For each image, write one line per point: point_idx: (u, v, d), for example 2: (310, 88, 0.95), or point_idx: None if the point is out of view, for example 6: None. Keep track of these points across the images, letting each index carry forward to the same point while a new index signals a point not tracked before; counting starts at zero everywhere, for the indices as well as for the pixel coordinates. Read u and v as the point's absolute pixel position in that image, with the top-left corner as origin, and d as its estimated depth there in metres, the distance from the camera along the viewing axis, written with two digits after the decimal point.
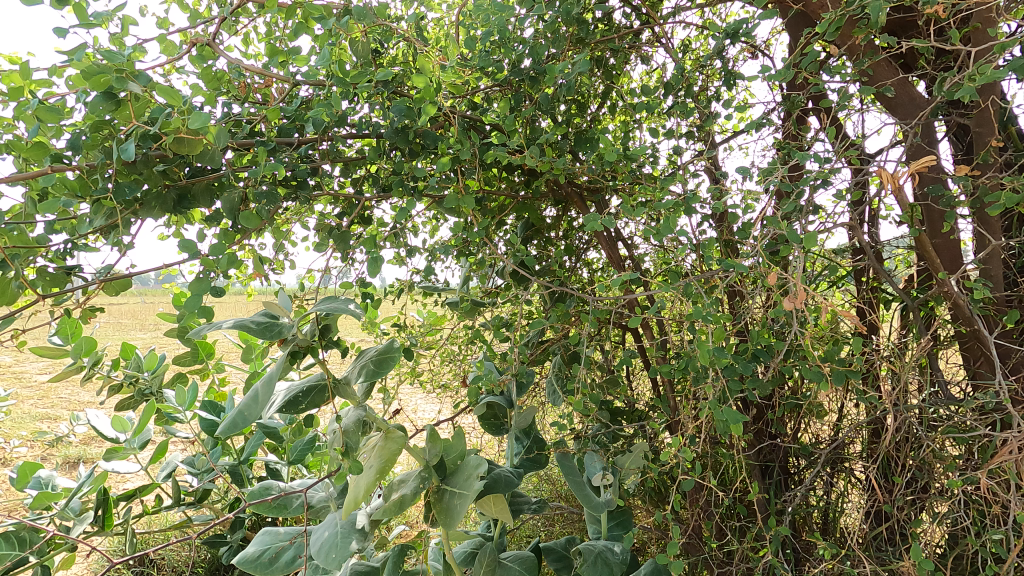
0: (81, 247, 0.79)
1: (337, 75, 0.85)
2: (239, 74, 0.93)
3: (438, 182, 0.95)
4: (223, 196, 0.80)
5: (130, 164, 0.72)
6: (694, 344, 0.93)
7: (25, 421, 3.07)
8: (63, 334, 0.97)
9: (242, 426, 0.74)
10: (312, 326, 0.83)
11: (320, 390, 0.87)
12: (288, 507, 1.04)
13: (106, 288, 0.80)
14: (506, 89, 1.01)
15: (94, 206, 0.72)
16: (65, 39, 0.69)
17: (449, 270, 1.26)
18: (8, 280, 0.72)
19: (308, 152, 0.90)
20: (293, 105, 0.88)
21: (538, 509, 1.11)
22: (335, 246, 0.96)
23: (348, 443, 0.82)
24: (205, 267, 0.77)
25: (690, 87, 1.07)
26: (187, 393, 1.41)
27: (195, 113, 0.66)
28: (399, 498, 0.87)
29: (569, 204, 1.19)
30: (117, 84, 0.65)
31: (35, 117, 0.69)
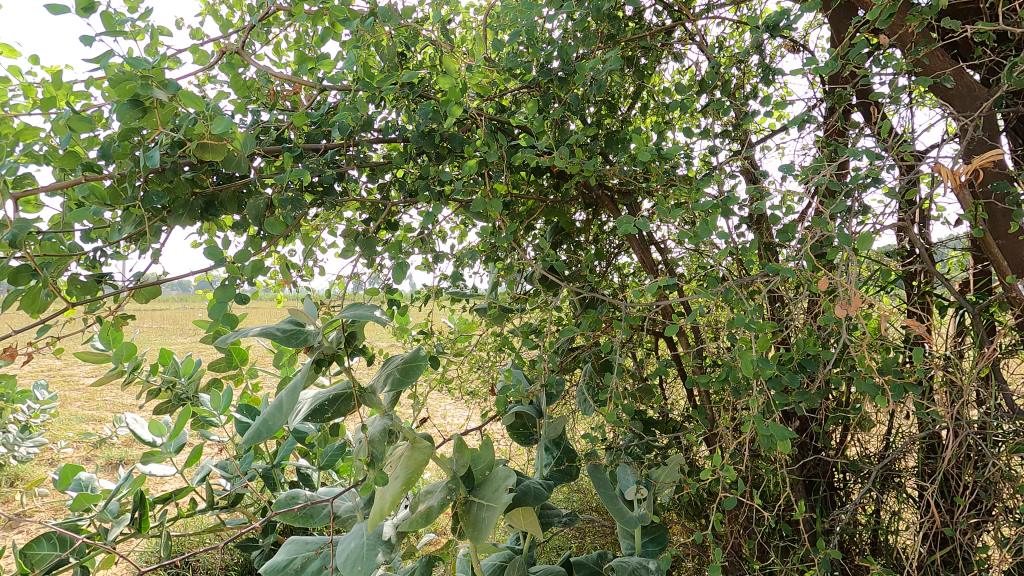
0: (115, 255, 0.79)
1: (363, 79, 0.84)
2: (268, 82, 0.93)
3: (465, 186, 0.92)
4: (249, 203, 0.80)
5: (160, 172, 0.73)
6: (734, 353, 0.88)
7: (73, 422, 3.20)
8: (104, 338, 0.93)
9: (266, 436, 0.72)
10: (338, 333, 0.81)
11: (346, 399, 0.85)
12: (315, 517, 1.01)
13: (136, 295, 0.80)
14: (534, 91, 0.98)
15: (125, 214, 0.73)
16: (91, 47, 0.69)
17: (477, 276, 1.25)
18: (37, 288, 0.71)
19: (334, 158, 0.89)
20: (319, 111, 0.87)
21: (569, 522, 1.07)
22: (360, 252, 0.94)
23: (373, 453, 0.81)
24: (230, 274, 0.77)
25: (726, 85, 1.02)
26: (221, 398, 1.40)
27: (218, 118, 0.65)
28: (427, 509, 0.85)
29: (600, 208, 1.16)
30: (142, 91, 0.65)
31: (68, 127, 0.70)
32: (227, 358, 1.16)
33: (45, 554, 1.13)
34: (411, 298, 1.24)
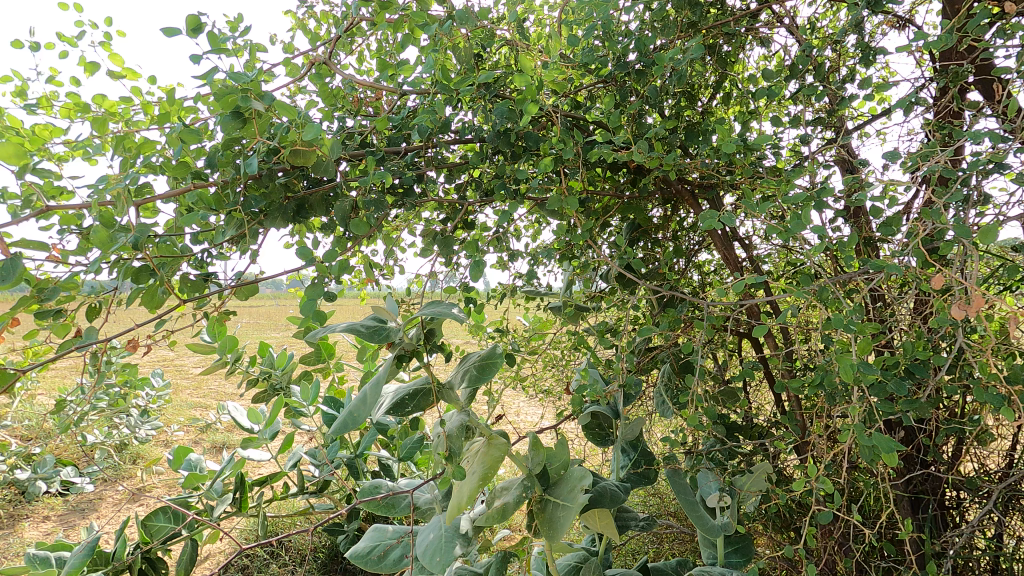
0: (219, 256, 0.86)
1: (441, 82, 0.86)
2: (353, 89, 0.97)
3: (541, 184, 0.92)
4: (335, 205, 0.84)
5: (257, 178, 0.78)
6: (830, 357, 0.81)
7: (184, 408, 3.53)
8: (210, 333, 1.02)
9: (352, 427, 0.74)
10: (417, 330, 0.83)
11: (426, 394, 0.87)
12: (397, 507, 1.04)
13: (237, 293, 0.85)
14: (610, 86, 0.96)
15: (227, 217, 0.79)
16: (199, 64, 0.75)
17: (552, 274, 1.24)
18: (155, 286, 0.78)
19: (414, 160, 0.92)
20: (400, 115, 0.90)
21: (647, 526, 1.04)
22: (438, 252, 0.96)
23: (451, 448, 0.82)
24: (320, 273, 0.81)
25: (819, 69, 0.95)
26: (311, 390, 1.49)
27: (309, 125, 0.69)
28: (502, 505, 0.86)
29: (679, 203, 1.12)
30: (243, 103, 0.69)
31: (180, 139, 0.76)
32: (316, 352, 1.23)
33: (162, 526, 1.25)
34: (486, 297, 1.25)
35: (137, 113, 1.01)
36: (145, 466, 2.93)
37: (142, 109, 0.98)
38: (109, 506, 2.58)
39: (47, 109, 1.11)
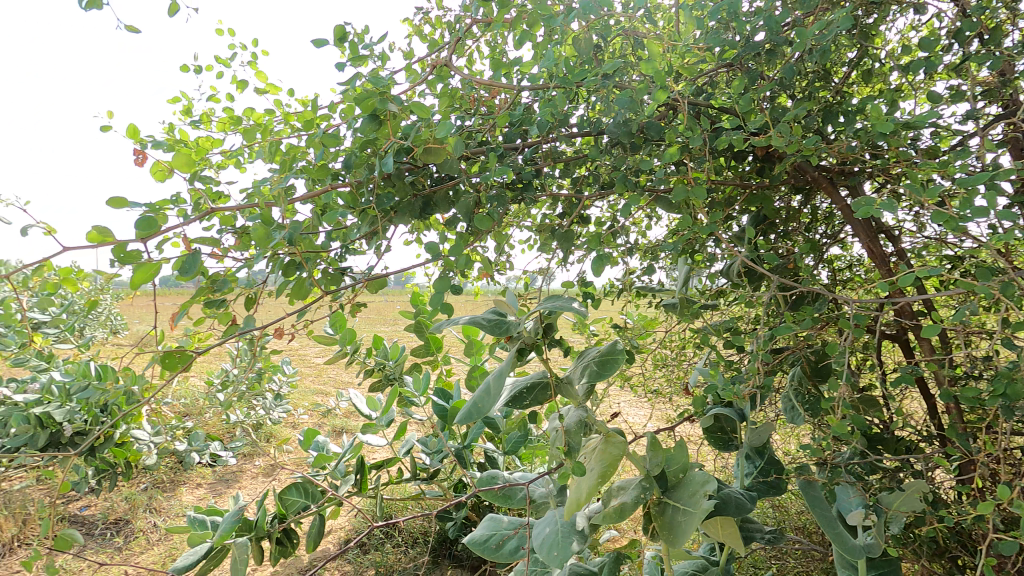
0: (351, 252, 0.92)
1: (560, 76, 0.86)
2: (470, 90, 1.00)
3: (663, 175, 0.89)
4: (459, 201, 0.86)
5: (389, 178, 0.82)
6: (1014, 363, 0.70)
7: (309, 394, 3.85)
8: (335, 326, 1.11)
9: (477, 418, 0.75)
10: (536, 324, 0.84)
11: (543, 387, 0.87)
12: (512, 498, 1.03)
13: (369, 286, 0.91)
14: (735, 69, 0.91)
15: (361, 215, 0.84)
16: (341, 72, 0.80)
17: (665, 270, 1.20)
18: (303, 279, 0.84)
19: (532, 156, 0.92)
20: (518, 112, 0.91)
21: (774, 540, 0.97)
22: (556, 246, 0.95)
23: (570, 443, 0.82)
24: (446, 267, 0.84)
25: (991, 34, 0.83)
26: (421, 381, 1.57)
27: (442, 123, 0.71)
28: (619, 505, 0.83)
29: (812, 191, 1.04)
30: (380, 106, 0.73)
31: (321, 143, 0.83)
32: (428, 345, 1.29)
33: (296, 501, 1.39)
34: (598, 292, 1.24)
35: (283, 124, 1.12)
36: (277, 444, 3.24)
37: (287, 120, 1.08)
38: (248, 478, 2.87)
39: (209, 124, 1.26)
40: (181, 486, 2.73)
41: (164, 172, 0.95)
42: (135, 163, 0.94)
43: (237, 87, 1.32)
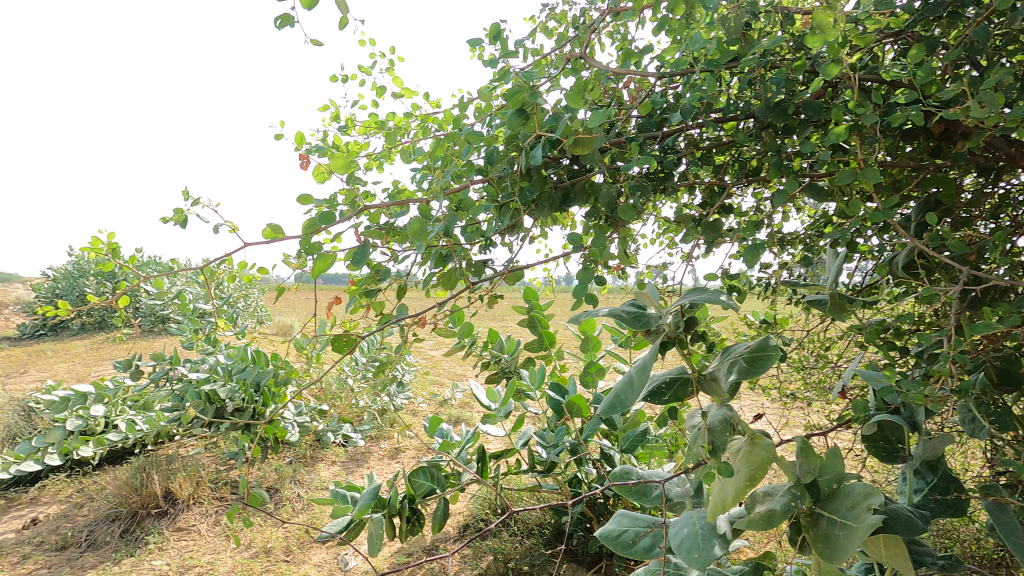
0: (488, 245, 0.96)
1: (708, 59, 0.82)
2: (604, 81, 1.00)
3: (822, 159, 0.82)
4: (600, 193, 0.85)
5: (531, 171, 0.84)
6: None
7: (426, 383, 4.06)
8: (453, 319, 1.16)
9: (620, 411, 0.74)
10: (677, 317, 0.81)
11: (683, 384, 0.85)
12: (647, 495, 1.00)
13: (508, 278, 0.97)
14: (909, 38, 0.82)
15: (503, 208, 0.86)
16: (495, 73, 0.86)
17: (810, 263, 1.11)
18: (454, 270, 0.89)
19: (673, 144, 0.91)
20: (659, 100, 0.90)
21: (949, 567, 0.85)
22: (702, 236, 0.94)
23: (714, 443, 0.78)
24: (591, 256, 0.87)
25: None
26: (536, 374, 1.63)
27: (594, 112, 0.72)
28: (765, 511, 0.79)
29: (1001, 172, 0.90)
30: (529, 100, 0.75)
31: (467, 141, 0.86)
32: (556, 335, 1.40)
33: (422, 483, 1.47)
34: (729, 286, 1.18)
35: (420, 125, 1.19)
36: (399, 429, 3.44)
37: (425, 121, 1.15)
38: (375, 459, 3.08)
39: (353, 129, 1.37)
40: (318, 462, 2.99)
41: (324, 173, 1.04)
42: (301, 166, 1.05)
43: (376, 93, 1.42)
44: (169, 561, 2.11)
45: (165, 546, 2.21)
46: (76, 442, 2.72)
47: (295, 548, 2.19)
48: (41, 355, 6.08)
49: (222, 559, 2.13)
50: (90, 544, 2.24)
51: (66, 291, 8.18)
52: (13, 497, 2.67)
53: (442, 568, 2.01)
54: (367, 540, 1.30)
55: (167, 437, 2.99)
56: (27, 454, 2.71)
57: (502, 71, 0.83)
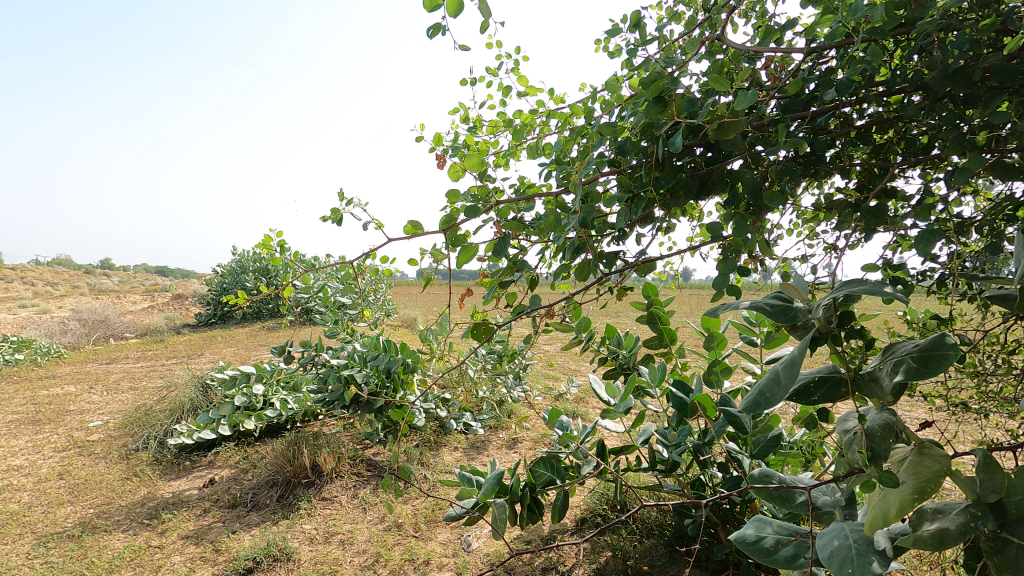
0: (618, 237, 0.95)
1: (871, 28, 0.75)
2: (743, 62, 0.95)
3: (1015, 130, 0.71)
4: (743, 178, 0.84)
5: (668, 160, 0.82)
6: None
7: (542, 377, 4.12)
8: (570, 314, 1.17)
9: (764, 409, 0.69)
10: (831, 311, 0.74)
11: (835, 384, 0.78)
12: (791, 501, 0.93)
13: (639, 269, 0.97)
14: None
15: (637, 198, 0.85)
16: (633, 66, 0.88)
17: (991, 252, 0.97)
18: (588, 261, 0.90)
19: (826, 123, 0.87)
20: (811, 78, 0.85)
21: None
22: (864, 224, 0.89)
23: (874, 449, 0.70)
24: (733, 245, 0.86)
25: None
26: (657, 372, 1.60)
27: (742, 94, 0.69)
28: (936, 530, 0.70)
29: None
30: (670, 86, 0.74)
31: (601, 132, 0.87)
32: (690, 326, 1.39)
33: (542, 473, 1.51)
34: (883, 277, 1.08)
35: (547, 121, 1.21)
36: (517, 421, 3.52)
37: (552, 116, 1.17)
38: (494, 448, 3.18)
39: (481, 129, 1.43)
40: (442, 447, 3.16)
41: (458, 172, 1.11)
42: (438, 166, 1.12)
43: (502, 93, 1.47)
44: (317, 525, 2.36)
45: (313, 512, 2.47)
46: (242, 416, 3.14)
47: (423, 526, 2.34)
48: (214, 340, 7.07)
49: (360, 529, 2.34)
50: (254, 505, 2.57)
51: (231, 285, 9.42)
52: (196, 459, 3.14)
53: (560, 558, 2.03)
54: (492, 524, 1.36)
55: (313, 415, 3.33)
56: (206, 424, 3.17)
57: (640, 60, 0.82)
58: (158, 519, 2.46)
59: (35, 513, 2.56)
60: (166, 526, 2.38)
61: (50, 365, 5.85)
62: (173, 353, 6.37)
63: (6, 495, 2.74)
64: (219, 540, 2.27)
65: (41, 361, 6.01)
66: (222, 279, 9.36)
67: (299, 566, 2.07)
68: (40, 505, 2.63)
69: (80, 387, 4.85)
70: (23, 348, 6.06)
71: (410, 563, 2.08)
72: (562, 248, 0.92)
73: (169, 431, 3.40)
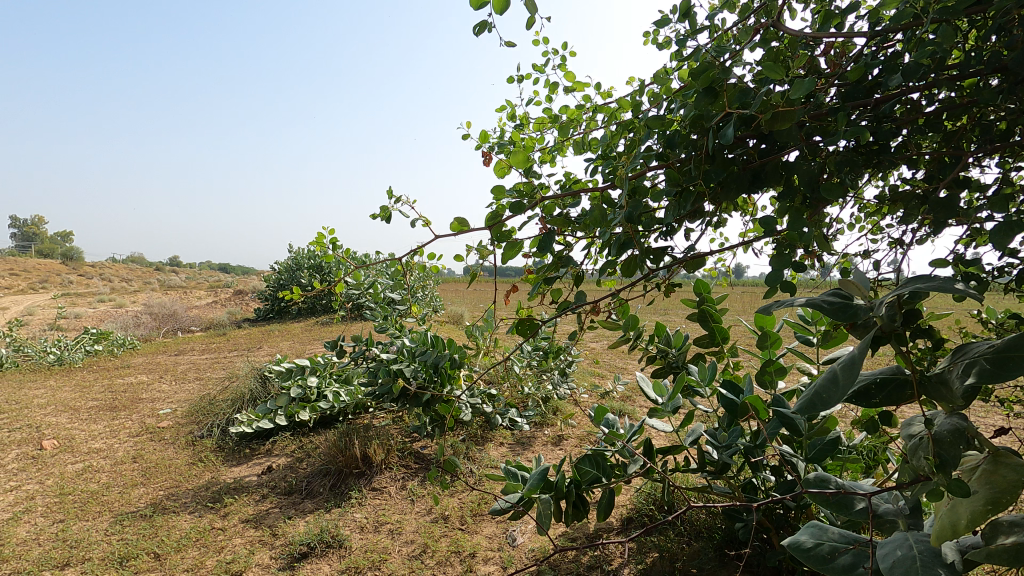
0: (667, 233, 0.94)
1: (941, 8, 0.71)
2: (801, 48, 0.91)
3: None
4: (799, 170, 0.80)
5: (718, 154, 0.80)
6: None
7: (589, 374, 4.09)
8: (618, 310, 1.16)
9: (820, 411, 0.66)
10: (895, 309, 0.70)
11: (900, 386, 0.74)
12: (849, 508, 0.89)
13: (688, 266, 0.95)
14: None
15: (685, 193, 0.83)
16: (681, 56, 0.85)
17: None
18: (636, 258, 0.89)
19: (891, 110, 0.82)
20: (876, 62, 0.80)
21: None
22: (932, 215, 0.84)
23: (942, 456, 0.65)
24: (789, 240, 0.82)
25: None
26: (707, 370, 1.58)
27: (797, 82, 0.66)
28: (1012, 545, 0.66)
29: None
30: (720, 77, 0.72)
31: (648, 126, 0.85)
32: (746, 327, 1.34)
33: (587, 471, 1.50)
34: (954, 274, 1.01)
35: (593, 116, 1.20)
36: (562, 418, 3.51)
37: (599, 111, 1.16)
38: (540, 444, 3.19)
39: (528, 126, 1.43)
40: (488, 442, 3.19)
41: (504, 168, 1.11)
42: (484, 163, 1.13)
43: (549, 89, 1.47)
44: (367, 515, 2.44)
45: (364, 502, 2.55)
46: (297, 407, 3.27)
47: (469, 519, 2.38)
48: (272, 334, 7.38)
49: (408, 519, 2.39)
50: (308, 493, 2.68)
51: (288, 282, 9.81)
52: (255, 447, 3.29)
53: (606, 557, 2.01)
54: (537, 519, 1.36)
55: (364, 408, 3.43)
56: (264, 414, 3.32)
57: (689, 51, 0.80)
58: (220, 502, 2.60)
59: (112, 493, 2.75)
60: (228, 510, 2.51)
61: (125, 356, 6.27)
62: (235, 346, 6.70)
63: (88, 476, 2.97)
64: (275, 524, 2.38)
65: (117, 352, 6.44)
66: (279, 275, 9.76)
67: (350, 553, 2.14)
68: (116, 485, 2.83)
69: (151, 377, 5.17)
70: (102, 340, 6.51)
71: (456, 555, 2.12)
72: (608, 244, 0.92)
73: (231, 420, 3.58)
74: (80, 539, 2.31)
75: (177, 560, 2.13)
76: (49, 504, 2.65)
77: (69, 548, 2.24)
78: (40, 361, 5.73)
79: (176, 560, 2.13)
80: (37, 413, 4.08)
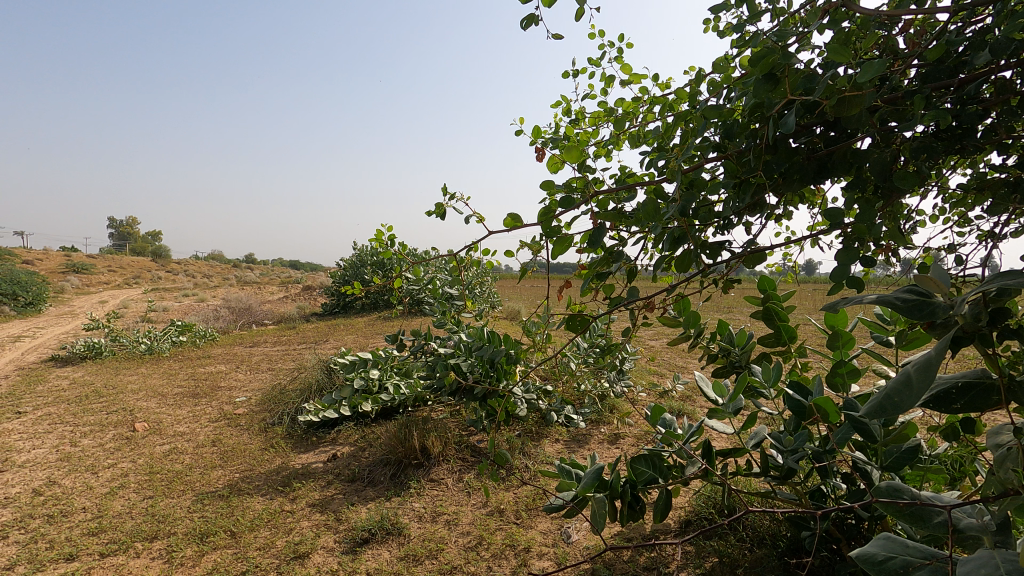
0: (725, 228, 0.91)
1: None
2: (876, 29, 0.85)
3: None
4: (872, 159, 0.75)
5: (777, 143, 0.76)
6: None
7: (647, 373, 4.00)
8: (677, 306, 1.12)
9: (891, 415, 0.61)
10: (978, 307, 0.65)
11: (985, 391, 0.68)
12: (927, 520, 0.83)
13: (747, 260, 0.91)
14: None
15: (744, 184, 0.80)
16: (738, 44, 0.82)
17: None
18: (691, 252, 0.86)
19: (978, 90, 0.75)
20: (961, 39, 0.74)
21: None
22: None
23: None
24: (857, 233, 0.77)
25: None
26: (772, 371, 1.48)
27: (866, 65, 0.62)
28: None
29: None
30: (780, 62, 0.68)
31: (705, 117, 0.83)
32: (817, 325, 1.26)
33: (643, 472, 1.46)
34: None
35: (650, 108, 1.17)
36: (619, 416, 3.45)
37: (656, 102, 1.13)
38: (597, 442, 3.15)
39: (583, 121, 1.42)
40: (544, 438, 3.19)
41: (557, 164, 1.11)
42: (538, 158, 1.13)
43: (605, 82, 1.44)
44: (425, 505, 2.50)
45: (422, 492, 2.62)
46: (360, 397, 3.39)
47: (524, 513, 2.39)
48: (337, 328, 7.66)
49: (464, 511, 2.43)
50: (370, 481, 2.77)
51: (352, 278, 10.17)
52: (321, 435, 3.44)
53: (663, 559, 1.97)
54: (590, 518, 1.35)
55: (423, 401, 3.52)
56: (330, 404, 3.46)
57: (747, 37, 0.77)
58: (289, 486, 2.75)
59: (194, 473, 2.97)
60: (296, 494, 2.65)
61: (206, 347, 6.73)
62: (304, 339, 7.02)
63: (173, 457, 3.21)
64: (340, 510, 2.49)
65: (199, 343, 6.91)
66: (345, 272, 10.15)
67: (409, 540, 2.20)
68: (198, 467, 3.05)
69: (229, 367, 5.52)
70: (186, 332, 6.98)
71: (511, 548, 2.14)
72: (663, 238, 0.90)
73: (300, 408, 3.77)
74: (166, 514, 2.50)
75: (251, 539, 2.27)
76: (140, 481, 2.89)
77: (156, 522, 2.43)
78: (133, 351, 6.24)
79: (250, 539, 2.27)
80: (130, 398, 4.45)
